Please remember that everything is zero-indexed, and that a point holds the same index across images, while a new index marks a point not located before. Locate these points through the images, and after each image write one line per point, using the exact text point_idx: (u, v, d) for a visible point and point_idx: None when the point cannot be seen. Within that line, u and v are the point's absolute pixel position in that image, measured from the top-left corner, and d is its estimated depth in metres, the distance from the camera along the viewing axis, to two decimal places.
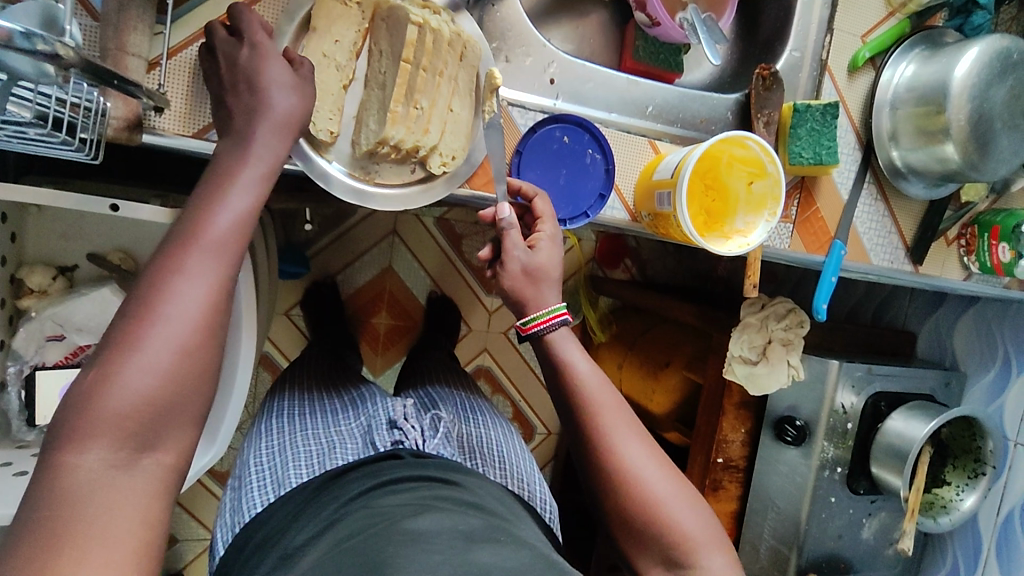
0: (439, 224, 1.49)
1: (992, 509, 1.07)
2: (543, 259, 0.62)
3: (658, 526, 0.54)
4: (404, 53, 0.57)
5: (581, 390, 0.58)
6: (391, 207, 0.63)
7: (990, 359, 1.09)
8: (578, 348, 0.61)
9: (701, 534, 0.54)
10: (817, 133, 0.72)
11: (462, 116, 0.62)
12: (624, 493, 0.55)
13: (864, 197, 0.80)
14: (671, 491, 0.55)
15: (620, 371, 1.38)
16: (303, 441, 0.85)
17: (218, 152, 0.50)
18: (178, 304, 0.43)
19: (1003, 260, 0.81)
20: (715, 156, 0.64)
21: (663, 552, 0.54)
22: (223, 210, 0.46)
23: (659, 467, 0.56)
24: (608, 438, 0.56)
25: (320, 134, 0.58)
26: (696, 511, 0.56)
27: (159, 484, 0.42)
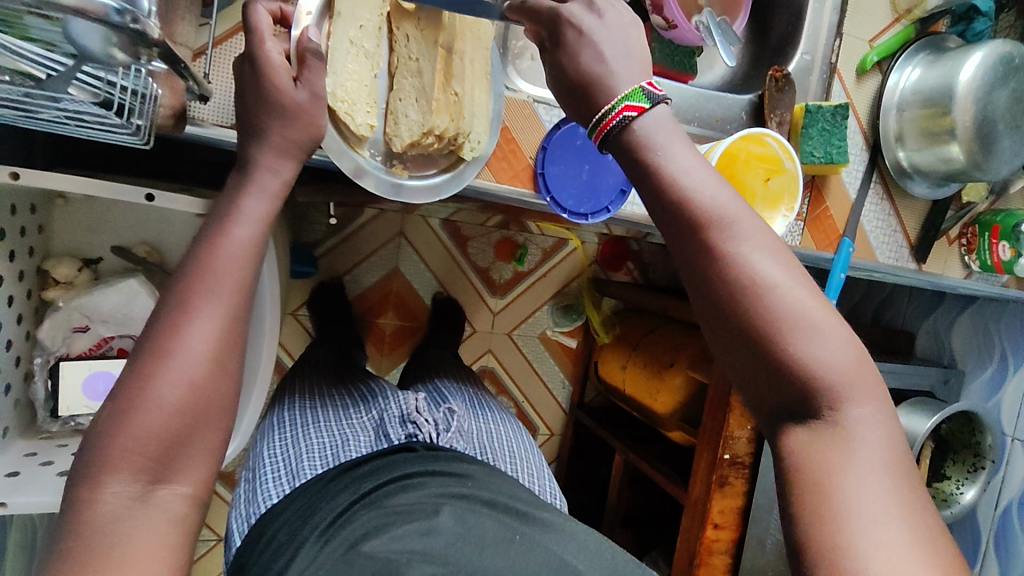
0: (445, 225, 1.51)
1: (990, 502, 1.09)
2: (589, 54, 0.44)
3: (787, 359, 0.39)
4: (439, 40, 0.61)
5: (683, 191, 0.41)
6: (426, 199, 0.64)
7: (987, 357, 1.11)
8: (672, 141, 0.43)
9: (845, 373, 0.39)
10: (828, 133, 0.75)
11: (481, 98, 0.64)
12: (740, 322, 0.40)
13: (871, 197, 0.82)
14: (810, 318, 0.39)
15: (624, 371, 1.46)
16: (317, 433, 0.85)
17: (258, 141, 0.51)
18: (212, 297, 0.45)
19: (1003, 258, 0.84)
20: (732, 153, 0.65)
21: (785, 397, 0.40)
22: (245, 212, 0.48)
23: (798, 289, 0.40)
24: (727, 251, 0.40)
25: (360, 129, 0.59)
26: (842, 345, 0.40)
27: (179, 515, 0.43)
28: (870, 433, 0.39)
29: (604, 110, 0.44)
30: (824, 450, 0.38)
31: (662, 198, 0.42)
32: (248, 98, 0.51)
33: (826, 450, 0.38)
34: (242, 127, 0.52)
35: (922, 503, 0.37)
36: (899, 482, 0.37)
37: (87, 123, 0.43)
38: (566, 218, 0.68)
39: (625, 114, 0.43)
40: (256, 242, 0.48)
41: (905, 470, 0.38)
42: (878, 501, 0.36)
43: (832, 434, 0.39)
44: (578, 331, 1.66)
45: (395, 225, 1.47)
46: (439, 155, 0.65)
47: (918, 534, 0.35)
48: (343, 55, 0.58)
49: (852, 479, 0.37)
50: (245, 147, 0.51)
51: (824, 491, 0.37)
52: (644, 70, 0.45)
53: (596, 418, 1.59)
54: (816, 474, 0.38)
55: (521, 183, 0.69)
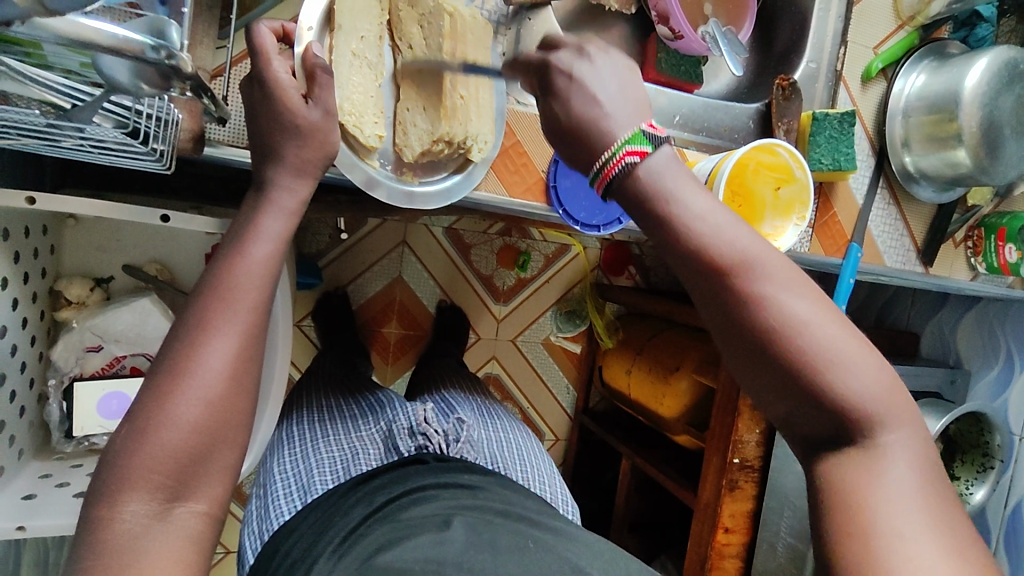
0: (448, 233, 1.51)
1: (999, 502, 1.09)
2: (580, 97, 0.42)
3: (818, 391, 0.38)
4: (444, 46, 0.58)
5: (699, 231, 0.39)
6: (438, 204, 0.62)
7: (992, 357, 1.13)
8: (682, 175, 0.40)
9: (880, 401, 0.38)
10: (835, 140, 0.75)
11: (485, 100, 0.61)
12: (771, 361, 0.39)
13: (878, 202, 0.83)
14: (840, 350, 0.38)
15: (629, 375, 1.46)
16: (326, 447, 0.84)
17: (274, 162, 0.51)
18: (229, 316, 0.45)
19: (1010, 260, 0.85)
20: (743, 163, 0.65)
21: (819, 428, 0.39)
22: (258, 232, 0.49)
23: (826, 320, 0.39)
24: (751, 291, 0.39)
25: (369, 141, 0.58)
26: (873, 372, 0.39)
27: (195, 533, 0.42)
28: (907, 459, 0.38)
29: (604, 156, 0.41)
30: (859, 478, 0.38)
31: (678, 240, 0.40)
32: (261, 117, 0.51)
33: (864, 479, 0.38)
34: (257, 147, 0.52)
35: (956, 519, 0.37)
36: (936, 507, 0.37)
37: (109, 149, 0.44)
38: (579, 229, 0.68)
39: (626, 160, 0.40)
40: (272, 261, 0.49)
41: (940, 490, 0.38)
42: (917, 525, 0.36)
43: (869, 463, 0.38)
44: (581, 336, 1.66)
45: (398, 234, 1.47)
46: (448, 159, 0.64)
47: (957, 553, 0.35)
48: (347, 67, 0.56)
49: (888, 505, 0.36)
50: (260, 166, 0.52)
51: (855, 512, 0.37)
52: (643, 111, 0.42)
53: (602, 424, 1.59)
54: (848, 498, 0.37)
55: (535, 198, 0.67)
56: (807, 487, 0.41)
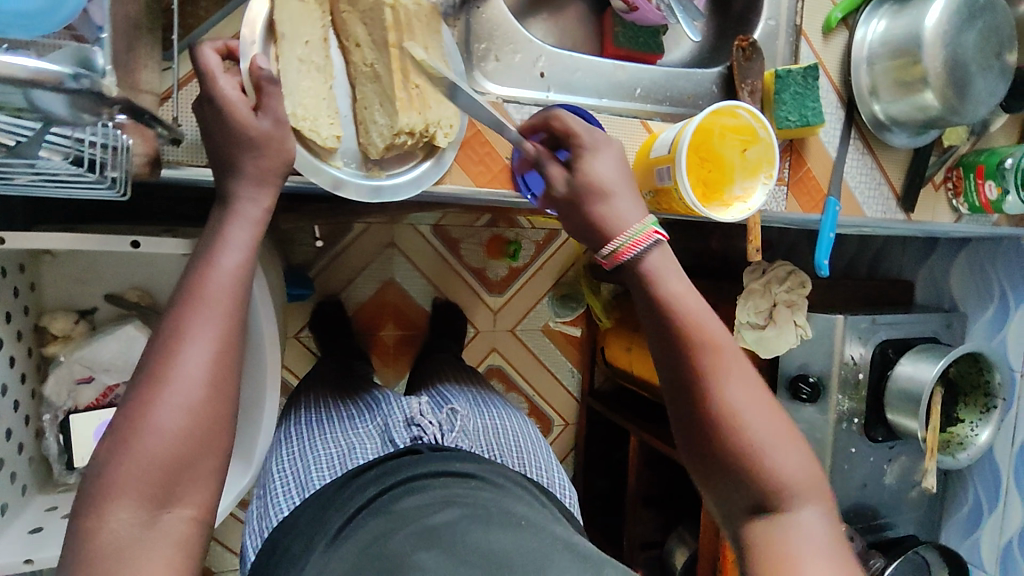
0: (436, 230, 1.55)
1: (1006, 440, 1.05)
2: (598, 175, 0.60)
3: (757, 464, 0.53)
4: (389, 39, 0.56)
5: (684, 336, 0.56)
6: (411, 192, 0.61)
7: (987, 296, 1.09)
8: (678, 277, 0.58)
9: (800, 482, 0.53)
10: (800, 96, 0.74)
11: (445, 84, 0.59)
12: (723, 437, 0.54)
13: (852, 152, 0.82)
14: (773, 435, 0.54)
15: (629, 353, 1.48)
16: (323, 445, 0.85)
17: (234, 175, 0.52)
18: (202, 328, 0.48)
19: (991, 198, 0.84)
20: (706, 129, 0.65)
21: (750, 496, 0.54)
22: (224, 242, 0.51)
23: (764, 412, 0.55)
24: (714, 383, 0.55)
25: (328, 142, 0.57)
26: (796, 456, 0.55)
27: (184, 537, 0.46)
28: (815, 527, 0.52)
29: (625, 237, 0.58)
30: (778, 534, 0.52)
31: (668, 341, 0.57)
32: (215, 132, 0.52)
33: (780, 536, 0.52)
34: (214, 164, 0.53)
35: None
36: (837, 561, 0.50)
37: (64, 183, 0.44)
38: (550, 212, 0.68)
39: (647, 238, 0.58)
40: (241, 271, 0.51)
41: (842, 555, 0.51)
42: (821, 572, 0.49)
43: (785, 524, 0.52)
44: (580, 319, 1.67)
45: (384, 238, 1.50)
46: (413, 150, 0.61)
47: None
48: (295, 73, 0.55)
49: (797, 556, 0.50)
50: (221, 179, 0.52)
51: (776, 557, 0.51)
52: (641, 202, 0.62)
53: (608, 403, 1.60)
54: (773, 549, 0.51)
55: (500, 185, 0.66)
56: (739, 545, 0.55)
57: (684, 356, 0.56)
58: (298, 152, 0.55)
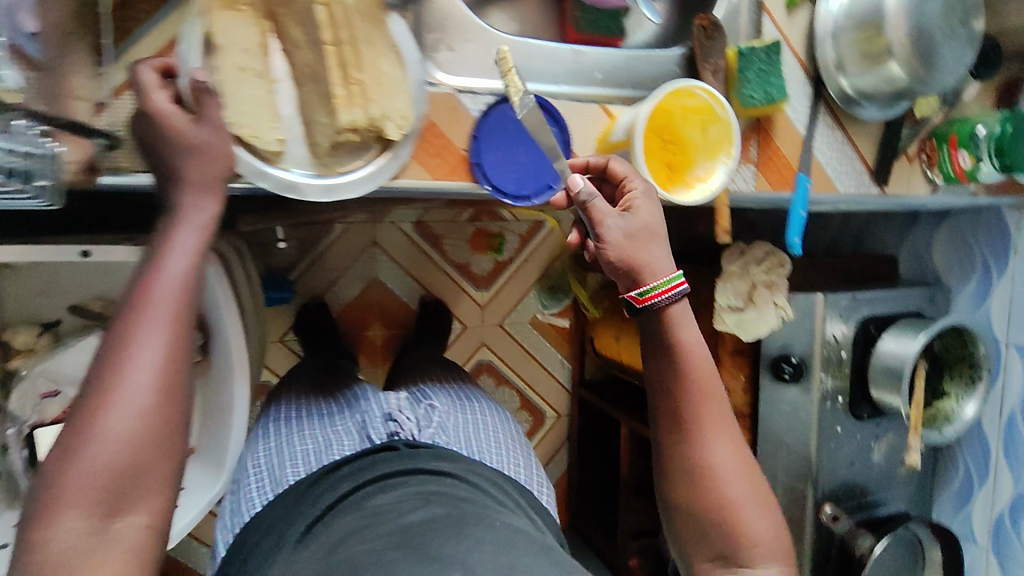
0: (417, 227, 1.52)
1: (994, 412, 1.04)
2: (645, 216, 0.63)
3: (729, 522, 0.63)
4: (324, 37, 0.55)
5: (683, 400, 0.64)
6: (366, 188, 0.59)
7: (970, 268, 1.08)
8: (695, 330, 0.65)
9: (768, 543, 0.63)
10: (764, 73, 0.73)
11: (395, 73, 0.58)
12: (704, 494, 0.64)
13: (821, 128, 0.81)
14: (749, 495, 0.64)
15: (618, 342, 1.47)
16: (300, 440, 0.87)
17: (176, 183, 0.50)
18: (151, 334, 0.47)
19: (965, 167, 0.84)
20: (666, 110, 0.66)
21: (722, 547, 0.63)
22: (171, 245, 0.50)
23: (742, 477, 0.64)
24: (703, 445, 0.64)
25: (272, 147, 0.55)
26: (764, 517, 0.64)
27: (138, 544, 0.46)
28: None
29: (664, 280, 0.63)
30: None
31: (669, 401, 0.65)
32: (150, 138, 0.50)
33: None
34: (154, 170, 0.51)
35: None
36: None
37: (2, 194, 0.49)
38: (512, 203, 0.67)
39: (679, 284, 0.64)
40: (190, 273, 0.50)
41: None
42: None
43: None
44: (568, 310, 1.67)
45: (366, 237, 1.49)
46: (365, 145, 0.59)
47: None
48: (236, 83, 0.54)
49: None
50: (164, 190, 0.51)
51: None
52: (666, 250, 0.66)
53: (598, 392, 1.59)
54: None
55: (460, 177, 0.64)
56: None
57: (686, 409, 0.64)
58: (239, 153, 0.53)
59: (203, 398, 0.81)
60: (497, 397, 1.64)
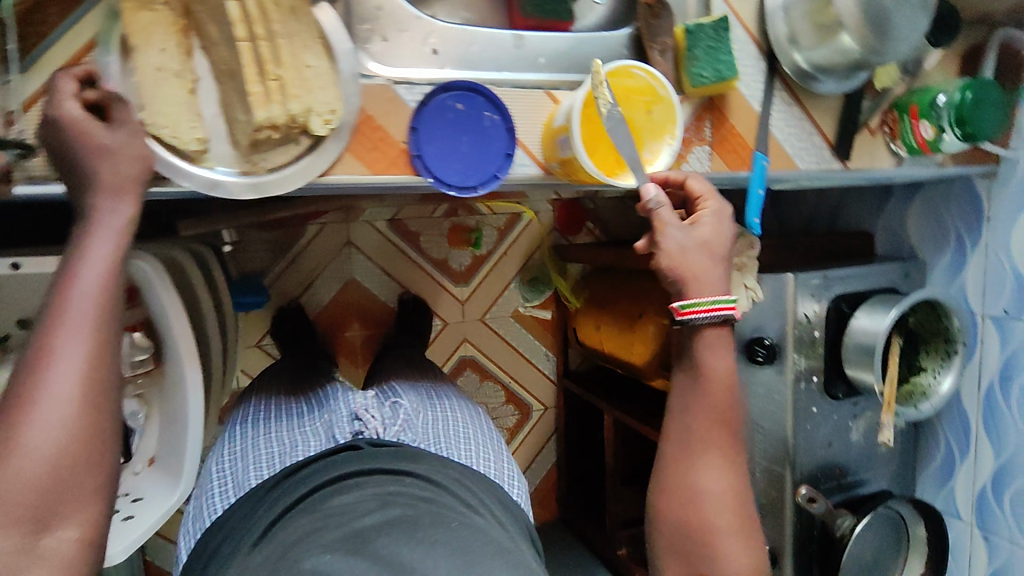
0: (392, 225, 1.50)
1: (972, 386, 1.03)
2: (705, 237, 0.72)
3: (709, 537, 0.71)
4: (237, 33, 0.54)
5: (688, 418, 0.74)
6: (300, 182, 0.58)
7: (945, 241, 1.06)
8: (722, 362, 0.74)
9: (738, 568, 0.70)
10: (713, 50, 0.71)
11: (322, 69, 0.58)
12: (690, 507, 0.72)
13: (777, 104, 0.79)
14: (730, 518, 0.71)
15: (599, 332, 1.44)
16: (266, 444, 0.88)
17: (89, 188, 0.50)
18: (70, 343, 0.47)
19: (927, 138, 0.82)
20: (607, 92, 0.64)
21: (695, 561, 0.71)
22: (87, 255, 0.50)
23: (731, 502, 0.72)
24: (698, 462, 0.73)
25: (190, 146, 0.55)
26: (742, 543, 0.71)
27: (69, 558, 0.45)
28: None
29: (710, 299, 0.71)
30: None
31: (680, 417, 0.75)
32: (63, 144, 0.50)
33: None
34: (71, 178, 0.51)
35: None
36: None
37: None
38: (456, 194, 0.65)
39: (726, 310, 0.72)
40: (105, 279, 0.50)
41: None
42: None
43: None
44: (550, 302, 1.65)
45: (341, 237, 1.46)
46: (291, 142, 0.58)
47: None
48: (150, 82, 0.53)
49: None
50: (78, 196, 0.51)
51: None
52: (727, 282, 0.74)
53: (583, 383, 1.58)
54: None
55: (401, 171, 0.63)
56: None
57: (693, 428, 0.74)
58: (150, 149, 0.53)
59: (159, 408, 0.80)
60: (481, 393, 1.62)
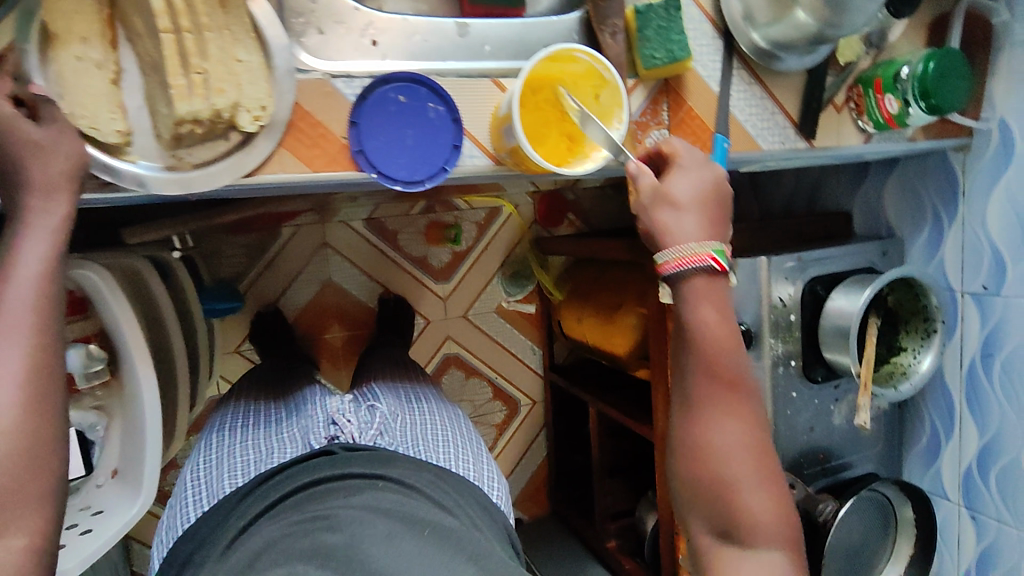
0: (368, 225, 1.48)
1: (955, 363, 1.01)
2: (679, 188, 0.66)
3: (728, 495, 0.65)
4: (160, 23, 0.52)
5: (691, 367, 0.67)
6: (227, 178, 0.57)
7: (922, 218, 1.04)
8: (713, 308, 0.66)
9: (767, 525, 0.64)
10: (664, 30, 0.69)
11: (253, 63, 0.57)
12: (705, 465, 0.66)
13: (736, 84, 0.77)
14: (750, 472, 0.65)
15: (581, 324, 1.42)
16: (242, 451, 0.86)
17: (15, 191, 0.49)
18: (8, 348, 0.46)
19: (893, 112, 0.80)
20: (550, 78, 0.63)
21: (722, 523, 0.65)
22: (21, 254, 0.48)
23: (747, 453, 0.66)
24: (707, 416, 0.66)
25: (110, 138, 0.54)
26: (766, 496, 0.65)
27: (15, 567, 0.45)
28: (769, 561, 0.63)
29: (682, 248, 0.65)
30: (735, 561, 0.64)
31: (682, 369, 0.68)
32: None
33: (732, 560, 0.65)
34: None
35: None
36: None
37: None
38: (403, 189, 0.63)
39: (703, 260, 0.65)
40: (42, 279, 0.49)
41: None
42: None
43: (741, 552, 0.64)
44: (534, 296, 1.62)
45: (315, 239, 1.44)
46: (219, 137, 0.57)
47: None
48: (73, 72, 0.53)
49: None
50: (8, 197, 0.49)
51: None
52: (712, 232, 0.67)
53: (568, 376, 1.57)
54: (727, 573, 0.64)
55: (342, 167, 0.61)
56: (705, 557, 0.68)
57: (698, 379, 0.67)
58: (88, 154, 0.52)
59: (120, 421, 0.79)
60: (468, 390, 1.60)
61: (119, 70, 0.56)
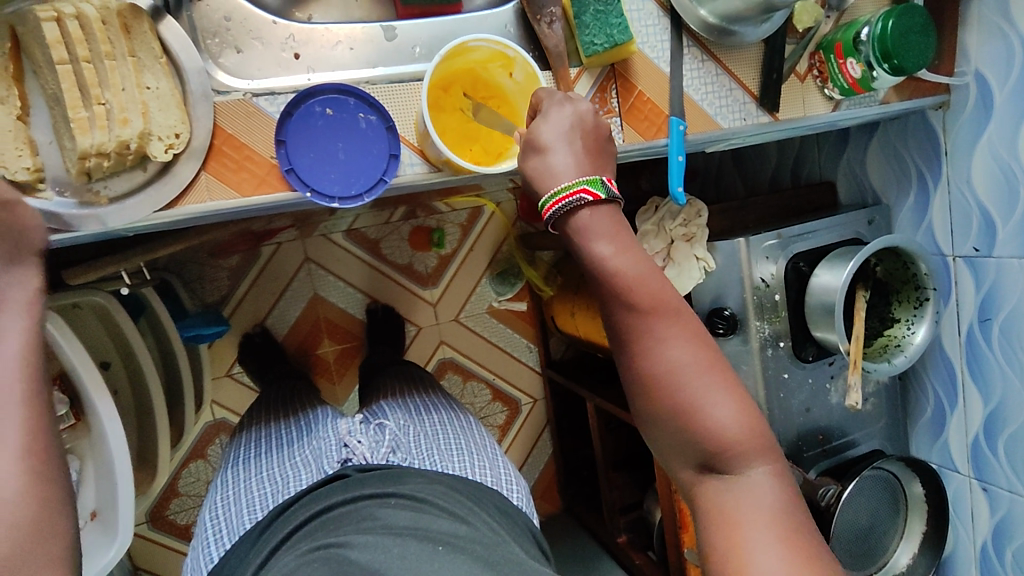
0: (350, 237, 1.46)
1: (953, 331, 0.97)
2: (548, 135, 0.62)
3: (697, 423, 0.55)
4: (56, 55, 0.52)
5: (617, 293, 0.58)
6: (147, 212, 0.57)
7: (908, 181, 0.99)
8: (608, 240, 0.59)
9: (743, 441, 0.55)
10: (602, 15, 0.67)
11: (163, 88, 0.57)
12: (664, 395, 0.56)
13: (687, 62, 0.74)
14: (709, 388, 0.56)
15: (573, 319, 1.38)
16: (258, 483, 0.82)
17: None
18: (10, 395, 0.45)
19: (857, 76, 0.75)
20: (466, 69, 0.66)
21: (698, 455, 0.56)
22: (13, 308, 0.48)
23: (702, 367, 0.57)
24: (652, 338, 0.57)
25: (19, 176, 0.54)
26: (736, 411, 0.56)
27: None
28: (758, 487, 0.54)
29: (563, 185, 0.59)
30: (725, 498, 0.54)
31: (607, 296, 0.59)
32: None
33: (721, 498, 0.55)
34: None
35: (808, 539, 0.52)
36: (782, 519, 0.52)
37: None
38: (341, 206, 0.59)
39: (582, 192, 0.59)
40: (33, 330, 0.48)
41: (789, 512, 0.53)
42: (758, 536, 0.51)
43: (727, 484, 0.55)
44: (524, 293, 1.59)
45: (298, 254, 1.43)
46: (132, 165, 0.57)
47: (787, 550, 0.50)
48: None
49: (738, 513, 0.53)
50: None
51: (721, 514, 0.54)
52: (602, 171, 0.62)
53: (565, 371, 1.54)
54: (718, 513, 0.54)
55: (274, 188, 0.59)
56: (692, 502, 0.58)
57: (631, 301, 0.58)
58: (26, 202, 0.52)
59: (91, 462, 0.79)
60: (467, 394, 1.58)
61: (26, 106, 0.55)
